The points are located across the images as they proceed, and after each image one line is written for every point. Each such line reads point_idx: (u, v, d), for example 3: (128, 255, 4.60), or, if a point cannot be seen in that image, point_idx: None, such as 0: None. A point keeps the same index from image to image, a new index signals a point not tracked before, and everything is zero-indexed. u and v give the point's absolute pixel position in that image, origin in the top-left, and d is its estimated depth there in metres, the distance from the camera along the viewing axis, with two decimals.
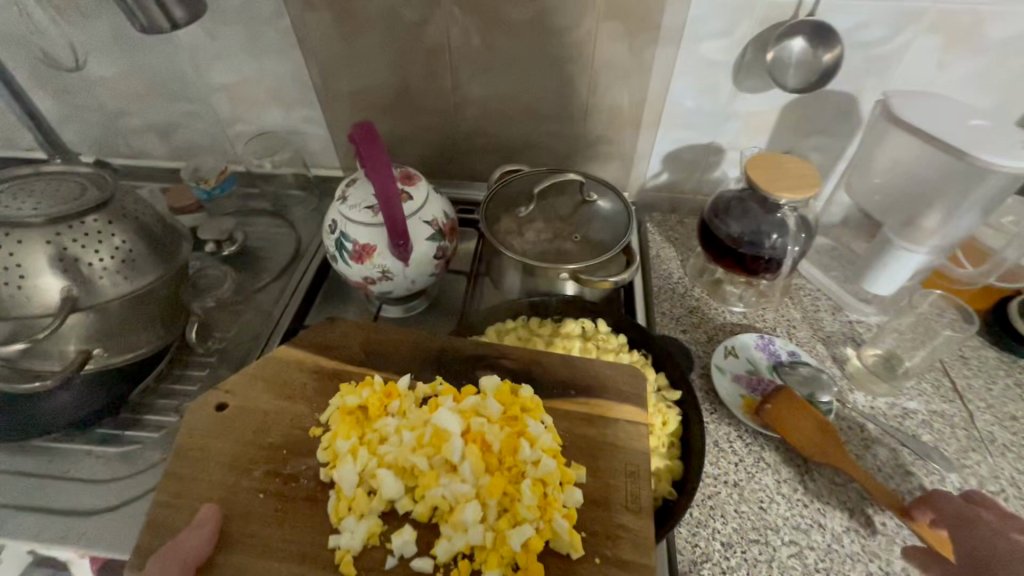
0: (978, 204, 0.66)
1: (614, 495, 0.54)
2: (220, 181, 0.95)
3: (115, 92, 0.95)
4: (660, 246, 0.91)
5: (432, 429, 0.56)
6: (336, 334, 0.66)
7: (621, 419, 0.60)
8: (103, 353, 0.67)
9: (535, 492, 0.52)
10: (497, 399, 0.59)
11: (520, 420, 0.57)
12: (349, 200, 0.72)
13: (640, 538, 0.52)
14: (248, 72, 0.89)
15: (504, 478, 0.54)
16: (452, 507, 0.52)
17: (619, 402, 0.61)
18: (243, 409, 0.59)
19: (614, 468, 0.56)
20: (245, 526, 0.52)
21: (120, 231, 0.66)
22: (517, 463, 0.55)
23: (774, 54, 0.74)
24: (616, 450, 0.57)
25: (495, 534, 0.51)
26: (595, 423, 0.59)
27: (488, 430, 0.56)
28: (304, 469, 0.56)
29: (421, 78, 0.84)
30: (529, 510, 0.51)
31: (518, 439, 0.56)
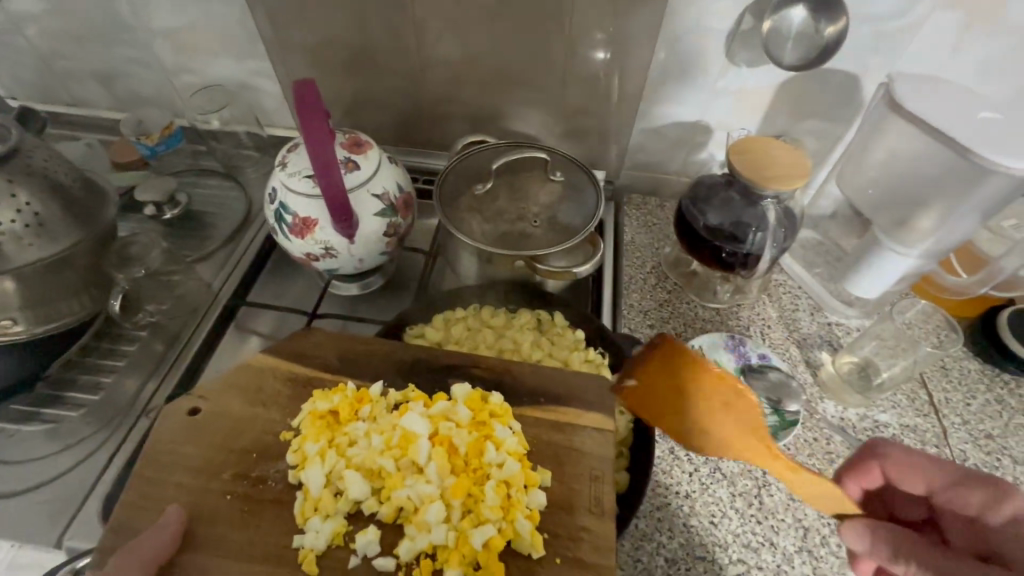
0: (978, 209, 0.59)
1: (577, 500, 0.48)
2: (165, 138, 0.88)
3: (47, 32, 0.86)
4: (635, 231, 0.85)
5: (403, 428, 0.51)
6: (312, 342, 0.58)
7: (587, 427, 0.52)
8: (15, 325, 0.63)
9: (499, 496, 0.47)
10: (467, 401, 0.53)
11: (488, 425, 0.51)
12: (289, 166, 0.65)
13: (601, 541, 0.46)
14: (192, 15, 0.80)
15: (472, 483, 0.49)
16: (417, 508, 0.47)
17: (585, 409, 0.53)
18: (214, 413, 0.52)
19: (573, 475, 0.50)
20: (211, 528, 0.46)
21: (24, 191, 0.61)
22: (482, 465, 0.50)
23: (771, 23, 0.65)
24: (583, 459, 0.50)
25: (458, 534, 0.47)
26: (559, 429, 0.52)
27: (456, 432, 0.51)
28: (272, 471, 0.50)
29: (380, 33, 0.76)
30: (492, 511, 0.47)
31: (485, 442, 0.50)
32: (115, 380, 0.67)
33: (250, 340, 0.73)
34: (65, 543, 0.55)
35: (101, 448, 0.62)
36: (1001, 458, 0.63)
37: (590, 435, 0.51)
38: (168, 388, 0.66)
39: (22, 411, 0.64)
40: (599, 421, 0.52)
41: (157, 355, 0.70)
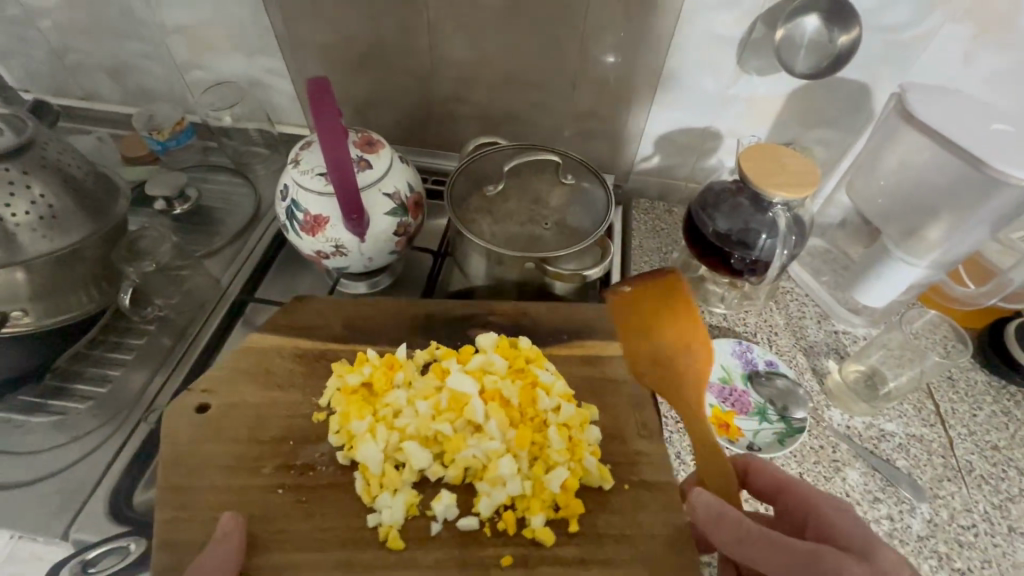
0: (987, 221, 0.60)
1: (626, 426, 0.57)
2: (176, 133, 0.89)
3: (62, 25, 0.86)
4: (643, 236, 0.85)
5: (449, 390, 0.56)
6: (312, 313, 0.62)
7: (616, 356, 0.62)
8: (24, 316, 0.64)
9: (562, 437, 0.54)
10: (496, 352, 0.59)
11: (528, 372, 0.58)
12: (302, 164, 0.65)
13: (658, 460, 0.55)
14: (205, 11, 0.80)
15: (530, 432, 0.55)
16: (485, 465, 0.52)
17: (610, 341, 0.62)
18: (231, 404, 0.55)
19: (616, 400, 0.59)
20: (272, 529, 0.48)
21: (38, 183, 0.61)
22: (537, 413, 0.56)
23: (784, 31, 0.65)
24: (621, 384, 0.60)
25: (533, 481, 0.52)
26: (591, 363, 0.61)
27: (504, 383, 0.57)
28: (315, 456, 0.53)
29: (393, 33, 0.76)
30: (559, 453, 0.53)
31: (534, 390, 0.57)
32: (123, 373, 0.67)
33: None
34: (72, 535, 0.54)
35: (107, 442, 0.61)
36: (1008, 469, 0.63)
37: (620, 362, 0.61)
38: (176, 383, 0.66)
39: (29, 402, 0.64)
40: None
41: (164, 349, 0.69)
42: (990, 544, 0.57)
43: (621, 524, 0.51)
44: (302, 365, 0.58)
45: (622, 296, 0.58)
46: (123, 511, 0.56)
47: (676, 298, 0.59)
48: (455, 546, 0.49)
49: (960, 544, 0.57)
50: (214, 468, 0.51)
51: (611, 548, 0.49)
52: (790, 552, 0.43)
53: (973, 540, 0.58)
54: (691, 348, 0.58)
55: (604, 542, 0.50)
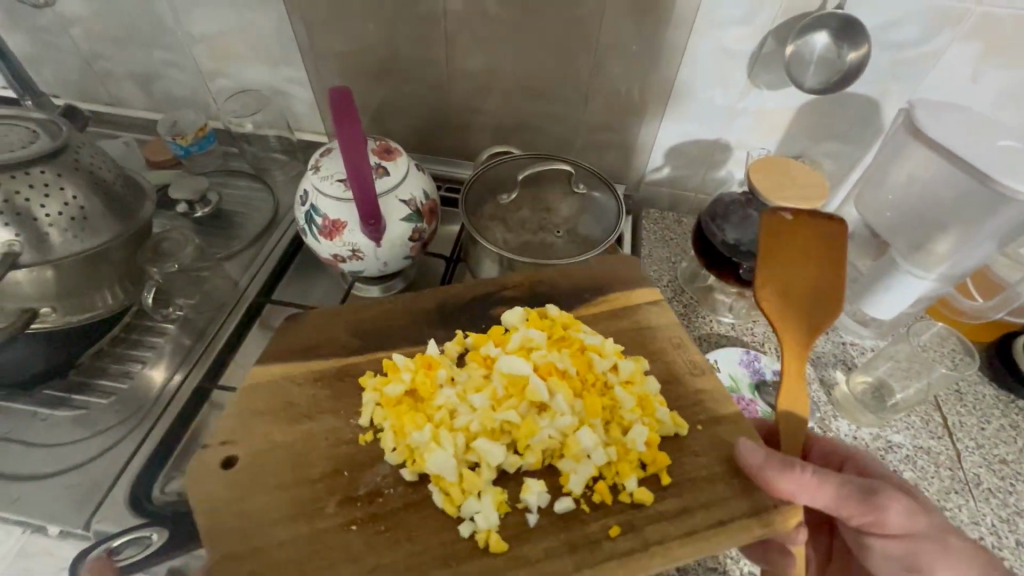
0: (995, 235, 0.60)
1: (679, 368, 0.60)
2: (199, 139, 0.91)
3: (93, 34, 0.90)
4: (652, 245, 0.86)
5: (502, 374, 0.56)
6: (327, 331, 0.61)
7: (643, 304, 0.65)
8: (51, 313, 0.65)
9: (630, 394, 0.55)
10: (534, 325, 0.60)
11: (570, 337, 0.59)
12: (322, 170, 0.67)
13: (720, 394, 0.57)
14: (230, 22, 0.83)
15: (596, 396, 0.55)
16: (564, 442, 0.52)
17: (634, 290, 0.65)
18: (256, 450, 0.52)
19: (659, 346, 0.61)
20: (362, 562, 0.46)
21: (70, 185, 0.63)
22: (598, 377, 0.57)
23: (794, 48, 0.68)
24: (659, 331, 0.63)
25: (615, 447, 0.52)
26: (622, 314, 0.64)
27: (555, 352, 0.58)
28: (379, 480, 0.51)
29: (411, 45, 0.78)
30: (632, 412, 0.54)
31: (587, 355, 0.58)
32: (144, 370, 0.69)
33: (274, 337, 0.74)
34: (93, 526, 0.56)
35: (128, 436, 0.63)
36: (1016, 483, 0.63)
37: (651, 310, 0.64)
38: (194, 381, 0.68)
39: (54, 396, 0.66)
40: (655, 297, 0.65)
41: (185, 348, 0.71)
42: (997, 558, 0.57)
43: (707, 463, 0.52)
44: (323, 388, 0.57)
45: (781, 217, 0.62)
46: (142, 504, 0.57)
47: (824, 252, 0.62)
48: (557, 531, 0.48)
49: None
50: (264, 518, 0.48)
51: (708, 490, 0.50)
52: (846, 485, 0.47)
53: None
54: (820, 299, 0.60)
55: (699, 486, 0.51)
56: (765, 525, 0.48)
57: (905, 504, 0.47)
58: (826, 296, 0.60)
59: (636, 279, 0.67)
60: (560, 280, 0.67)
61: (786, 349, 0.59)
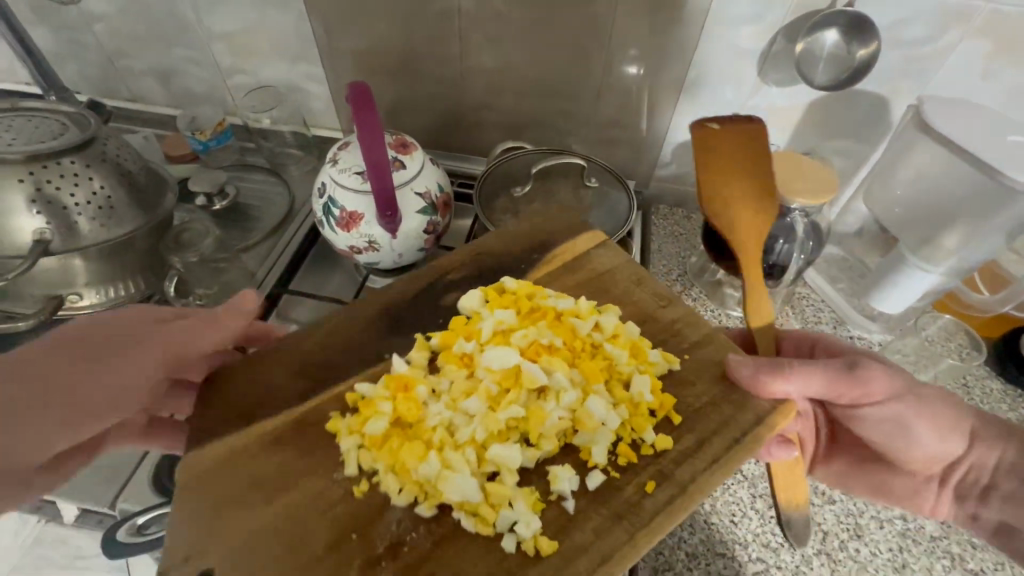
0: (1004, 229, 0.61)
1: (648, 305, 0.62)
2: (217, 134, 0.93)
3: (116, 32, 0.92)
4: (662, 240, 0.87)
5: (491, 372, 0.55)
6: (268, 385, 0.56)
7: (590, 250, 0.67)
8: (79, 299, 0.68)
9: (619, 347, 0.56)
10: (501, 306, 0.60)
11: (541, 310, 0.59)
12: (340, 163, 0.69)
13: (686, 319, 0.61)
14: (250, 20, 0.85)
15: (589, 361, 0.56)
16: (578, 417, 0.52)
17: (576, 238, 0.67)
18: (233, 547, 0.46)
19: (621, 289, 0.64)
20: None
21: (98, 175, 0.65)
22: (585, 342, 0.57)
23: (804, 45, 0.68)
24: (614, 273, 0.65)
25: (625, 405, 0.53)
26: (576, 266, 0.65)
27: (536, 325, 0.58)
28: (396, 528, 0.48)
29: (426, 42, 0.80)
30: (627, 364, 0.55)
31: (568, 323, 0.58)
32: None
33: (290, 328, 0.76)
34: (120, 505, 0.58)
35: None
36: None
37: (598, 252, 0.66)
38: None
39: None
40: (598, 240, 0.67)
41: None
42: None
43: (704, 390, 0.55)
44: (288, 451, 0.52)
45: (706, 130, 0.63)
46: (166, 484, 0.59)
47: (755, 153, 0.64)
48: (598, 509, 0.48)
49: (973, 545, 0.59)
50: None
51: (716, 412, 0.53)
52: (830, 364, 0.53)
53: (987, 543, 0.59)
54: (762, 196, 0.63)
55: (706, 414, 0.53)
56: (774, 428, 0.52)
57: (881, 368, 0.54)
58: (765, 191, 0.63)
59: (572, 229, 0.68)
60: (509, 243, 0.67)
61: (746, 263, 0.62)
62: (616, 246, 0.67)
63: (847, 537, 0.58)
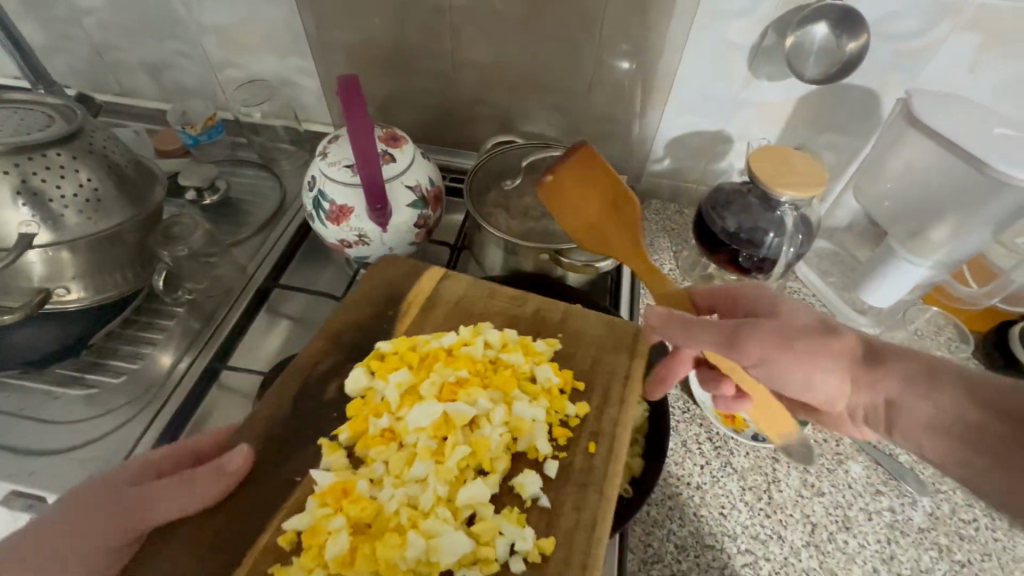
0: (991, 222, 0.61)
1: (510, 309, 0.65)
2: (208, 128, 0.92)
3: (106, 25, 0.92)
4: (653, 235, 0.88)
5: (421, 430, 0.52)
6: None
7: (441, 286, 0.66)
8: (67, 292, 0.67)
9: (515, 353, 0.58)
10: (393, 368, 0.57)
11: (435, 356, 0.58)
12: (330, 156, 0.69)
13: (548, 307, 0.65)
14: (241, 14, 0.85)
15: (497, 375, 0.57)
16: (514, 427, 0.53)
17: (418, 280, 0.66)
18: None
19: (481, 307, 0.65)
20: None
21: (85, 168, 0.65)
22: (487, 364, 0.58)
23: (794, 39, 0.68)
24: (469, 294, 0.66)
25: (541, 395, 0.56)
26: (431, 306, 0.64)
27: (438, 366, 0.56)
28: None
29: (418, 36, 0.80)
30: (524, 362, 0.58)
31: (464, 352, 0.58)
32: (153, 353, 0.71)
33: (281, 324, 0.77)
34: None
35: (137, 417, 0.64)
36: None
37: (444, 286, 0.66)
38: (202, 360, 0.69)
39: (68, 375, 0.68)
40: (440, 274, 0.67)
41: (194, 332, 0.73)
42: (991, 539, 0.59)
43: (589, 354, 0.61)
44: None
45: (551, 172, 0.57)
46: None
47: (597, 173, 0.58)
48: (568, 489, 0.51)
49: (961, 537, 0.58)
50: None
51: (602, 365, 0.60)
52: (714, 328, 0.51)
53: (974, 534, 0.59)
54: (618, 205, 0.59)
55: (598, 369, 0.60)
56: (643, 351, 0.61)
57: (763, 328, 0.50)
58: (618, 200, 0.58)
59: (411, 274, 0.67)
60: (363, 303, 0.64)
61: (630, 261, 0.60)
62: (457, 273, 0.68)
63: (836, 529, 0.58)
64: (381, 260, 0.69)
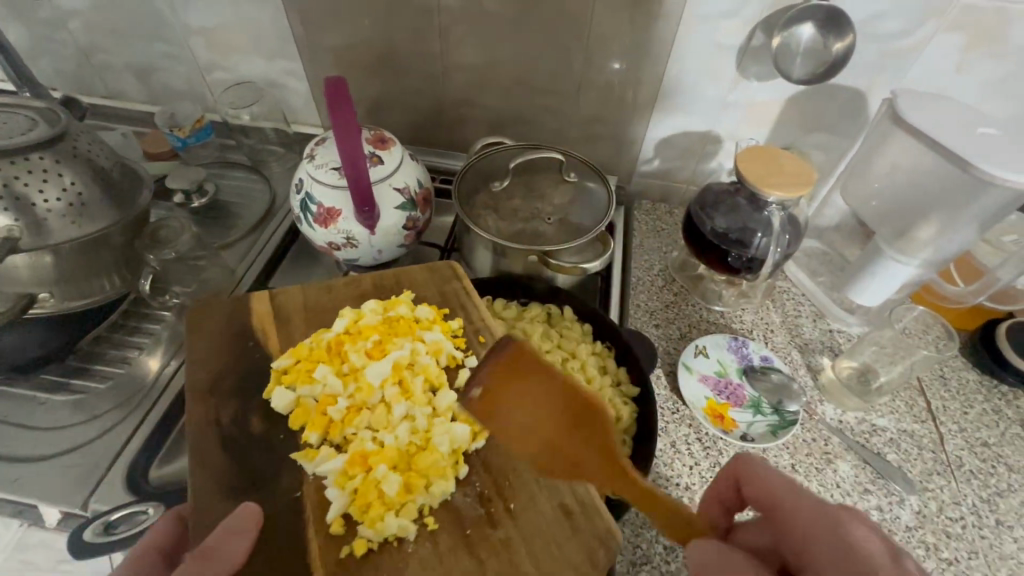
0: (975, 221, 0.62)
1: (362, 284, 0.65)
2: (196, 131, 0.92)
3: (92, 28, 0.91)
4: (643, 236, 0.88)
5: (382, 382, 0.55)
6: None
7: (288, 298, 0.62)
8: (49, 299, 0.66)
9: (395, 311, 0.61)
10: (313, 367, 0.56)
11: (337, 343, 0.57)
12: (317, 159, 0.68)
13: (384, 277, 0.66)
14: (228, 15, 0.84)
15: (389, 327, 0.59)
16: (432, 349, 0.58)
17: (262, 308, 0.61)
18: None
19: (330, 299, 0.63)
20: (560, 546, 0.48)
21: (69, 171, 0.64)
22: (382, 324, 0.59)
23: (781, 39, 0.68)
24: (311, 295, 0.63)
25: (423, 323, 0.60)
26: (287, 322, 0.61)
27: (349, 348, 0.57)
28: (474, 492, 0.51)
29: (406, 37, 0.79)
30: (397, 311, 0.61)
31: (356, 328, 0.59)
32: (140, 357, 0.70)
33: None
34: (91, 506, 0.58)
35: (123, 422, 0.64)
36: (997, 465, 0.64)
37: (282, 299, 0.62)
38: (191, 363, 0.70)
39: (53, 380, 0.67)
40: (268, 293, 0.62)
41: (181, 335, 0.73)
42: (978, 536, 0.59)
43: (437, 296, 0.64)
44: None
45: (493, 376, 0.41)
46: (140, 484, 0.59)
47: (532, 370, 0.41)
48: None
49: (947, 535, 0.59)
50: None
51: (454, 294, 0.64)
52: None
53: (961, 532, 0.59)
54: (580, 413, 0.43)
55: (450, 295, 0.64)
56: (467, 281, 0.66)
57: None
58: (579, 406, 0.42)
59: (240, 308, 0.61)
60: (210, 328, 0.60)
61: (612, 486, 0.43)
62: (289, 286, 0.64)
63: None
64: (192, 307, 0.61)
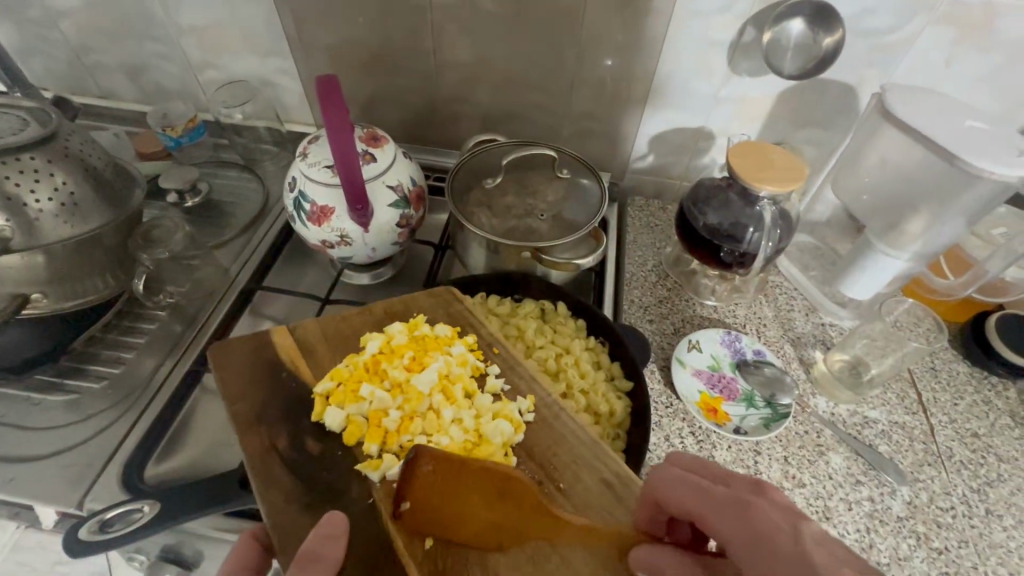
0: (963, 213, 0.62)
1: (376, 309, 0.63)
2: (189, 130, 0.92)
3: (83, 27, 0.91)
4: (636, 232, 0.88)
5: (430, 390, 0.55)
6: None
7: (310, 333, 0.60)
8: (44, 299, 0.66)
9: (418, 330, 0.60)
10: (356, 387, 0.54)
11: (373, 365, 0.56)
12: (310, 157, 0.68)
13: (395, 301, 0.64)
14: (221, 14, 0.84)
15: (413, 345, 0.58)
16: (461, 359, 0.57)
17: (284, 345, 0.58)
18: None
19: (354, 325, 0.61)
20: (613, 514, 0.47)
21: (62, 171, 0.64)
22: (408, 344, 0.58)
23: (772, 35, 0.68)
24: (332, 325, 0.61)
25: (444, 338, 0.59)
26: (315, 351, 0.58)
27: (387, 365, 0.56)
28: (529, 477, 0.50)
29: (398, 35, 0.79)
30: (417, 331, 0.60)
31: (385, 352, 0.57)
32: (135, 356, 0.70)
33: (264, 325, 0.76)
34: (87, 505, 0.57)
35: (119, 421, 0.64)
36: (987, 455, 0.65)
37: (303, 333, 0.60)
38: (188, 361, 0.69)
39: (45, 380, 0.67)
40: (286, 328, 0.60)
41: (175, 335, 0.72)
42: (967, 525, 0.59)
43: (450, 314, 0.63)
44: None
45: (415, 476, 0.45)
46: (135, 483, 0.58)
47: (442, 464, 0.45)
48: (518, 369, 0.58)
49: (939, 524, 0.59)
50: None
51: (467, 315, 0.63)
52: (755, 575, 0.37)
53: (952, 521, 0.60)
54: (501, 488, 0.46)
55: (462, 315, 0.63)
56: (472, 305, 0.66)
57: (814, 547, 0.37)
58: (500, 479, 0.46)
59: (259, 345, 0.58)
60: (227, 362, 0.57)
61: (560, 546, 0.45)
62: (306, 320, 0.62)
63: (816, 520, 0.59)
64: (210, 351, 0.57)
